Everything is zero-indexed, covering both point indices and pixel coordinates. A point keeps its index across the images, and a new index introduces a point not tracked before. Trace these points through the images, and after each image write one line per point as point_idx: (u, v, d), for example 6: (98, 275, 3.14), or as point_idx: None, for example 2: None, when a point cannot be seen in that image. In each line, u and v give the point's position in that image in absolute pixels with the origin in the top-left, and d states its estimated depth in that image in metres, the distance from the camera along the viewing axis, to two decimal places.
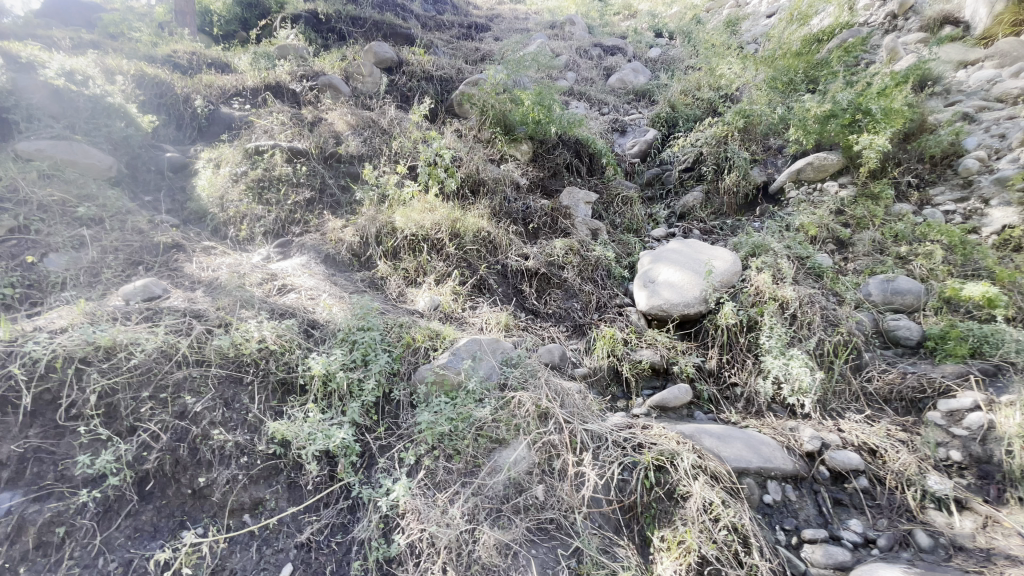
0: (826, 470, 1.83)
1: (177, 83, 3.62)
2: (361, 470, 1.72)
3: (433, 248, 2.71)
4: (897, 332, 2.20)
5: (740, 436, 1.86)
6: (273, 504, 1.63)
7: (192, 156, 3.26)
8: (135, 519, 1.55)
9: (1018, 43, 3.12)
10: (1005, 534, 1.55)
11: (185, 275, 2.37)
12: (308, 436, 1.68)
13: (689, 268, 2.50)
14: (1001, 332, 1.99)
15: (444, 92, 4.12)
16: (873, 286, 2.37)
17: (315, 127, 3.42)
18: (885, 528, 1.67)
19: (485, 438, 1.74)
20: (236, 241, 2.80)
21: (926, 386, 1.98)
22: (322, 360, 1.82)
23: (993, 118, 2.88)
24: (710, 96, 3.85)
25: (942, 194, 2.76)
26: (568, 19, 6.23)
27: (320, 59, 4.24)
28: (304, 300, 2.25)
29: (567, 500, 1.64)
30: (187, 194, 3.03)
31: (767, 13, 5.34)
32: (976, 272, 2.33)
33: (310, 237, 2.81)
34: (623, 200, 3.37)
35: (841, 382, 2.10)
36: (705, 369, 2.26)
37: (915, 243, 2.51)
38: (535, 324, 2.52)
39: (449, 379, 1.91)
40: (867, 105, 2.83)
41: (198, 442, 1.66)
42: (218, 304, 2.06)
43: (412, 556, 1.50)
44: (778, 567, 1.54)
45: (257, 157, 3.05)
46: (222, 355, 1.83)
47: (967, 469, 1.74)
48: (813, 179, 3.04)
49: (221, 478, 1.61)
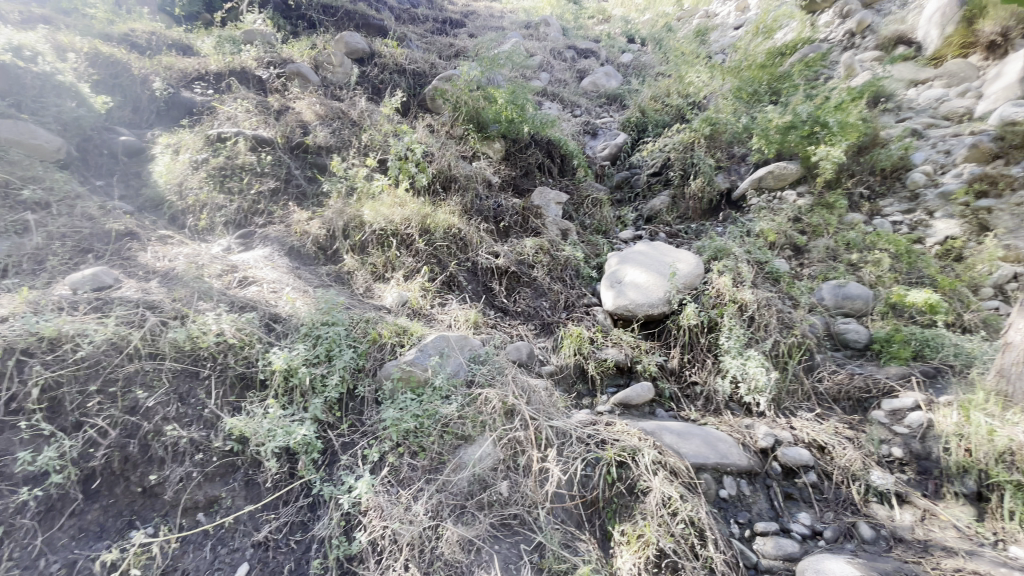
0: (778, 466, 1.91)
1: (134, 63, 3.47)
2: (323, 468, 1.69)
3: (403, 243, 2.69)
4: (846, 335, 2.32)
5: (699, 434, 1.93)
6: (229, 502, 1.59)
7: (150, 141, 3.12)
8: (81, 518, 1.49)
9: (965, 65, 3.33)
10: (941, 527, 1.65)
11: (139, 264, 2.28)
12: (267, 433, 1.64)
13: (654, 270, 2.56)
14: (941, 336, 2.15)
15: (417, 87, 4.09)
16: (825, 291, 2.49)
17: (281, 116, 3.34)
18: (831, 521, 1.75)
19: (451, 435, 1.75)
20: (194, 230, 2.70)
21: (872, 387, 2.10)
22: (284, 354, 1.79)
23: (940, 135, 3.07)
24: (679, 103, 3.97)
25: (891, 205, 2.93)
26: (543, 19, 6.26)
27: (288, 46, 4.13)
28: (266, 293, 2.20)
29: (530, 495, 1.66)
30: (143, 181, 2.91)
31: (735, 25, 5.52)
32: (920, 280, 2.48)
33: (274, 228, 2.75)
34: (593, 201, 3.43)
35: (794, 382, 2.19)
36: (667, 368, 2.32)
37: (865, 251, 2.65)
38: (503, 322, 2.54)
39: (415, 375, 1.90)
40: (824, 118, 2.96)
41: (150, 439, 1.61)
42: (174, 295, 1.99)
43: (373, 553, 1.49)
44: (731, 559, 1.60)
45: (220, 145, 2.96)
46: (177, 349, 1.77)
47: (908, 464, 1.84)
48: (773, 187, 3.16)
49: (174, 476, 1.57)
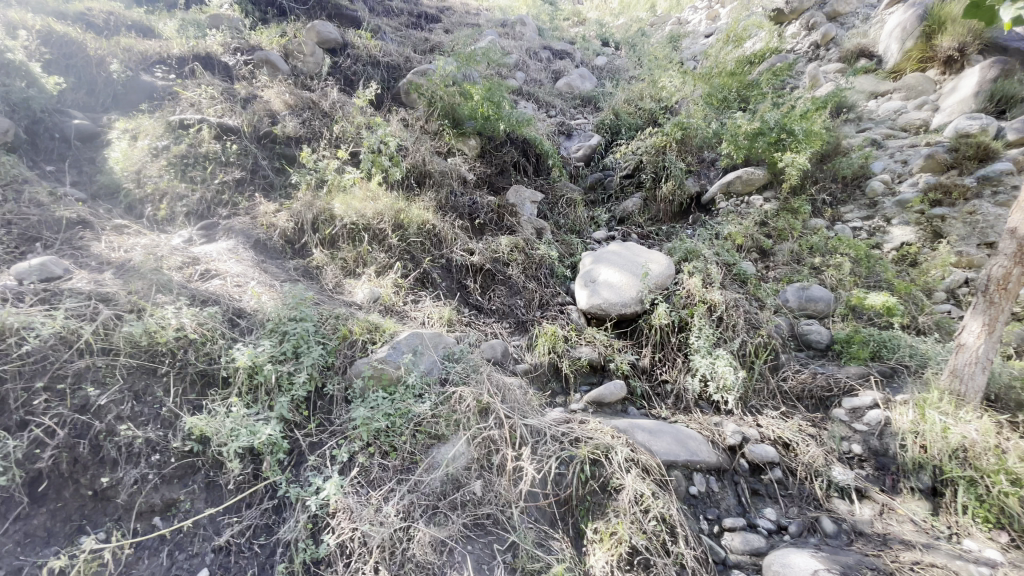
0: (745, 463, 1.96)
1: (90, 43, 3.27)
2: (288, 468, 1.63)
3: (375, 239, 2.63)
4: (809, 335, 2.40)
5: (669, 432, 1.96)
6: (188, 505, 1.51)
7: (106, 126, 2.95)
8: (26, 523, 1.39)
9: (922, 79, 3.51)
10: (899, 521, 1.72)
11: (92, 255, 2.13)
12: (230, 433, 1.57)
13: (627, 270, 2.59)
14: (897, 338, 2.25)
15: (391, 80, 4.01)
16: (790, 293, 2.56)
17: (248, 104, 3.22)
18: (795, 516, 1.80)
19: (424, 434, 1.72)
20: (153, 220, 2.56)
21: (833, 386, 2.17)
22: (248, 351, 1.71)
23: (897, 145, 3.22)
24: (651, 106, 4.04)
25: (851, 212, 3.05)
26: (519, 18, 6.25)
27: (257, 32, 3.99)
28: (230, 287, 2.11)
29: (503, 494, 1.64)
30: (97, 167, 2.73)
31: (706, 33, 5.66)
32: (878, 283, 2.59)
33: (239, 220, 2.64)
34: (567, 202, 3.46)
35: (760, 381, 2.24)
36: (638, 367, 2.35)
37: (826, 255, 2.76)
38: (478, 320, 2.51)
39: (387, 373, 1.85)
40: (791, 126, 3.06)
41: (101, 439, 1.51)
42: (130, 288, 1.86)
43: (342, 556, 1.44)
44: (701, 555, 1.63)
45: (182, 132, 2.83)
46: (133, 344, 1.66)
47: (867, 461, 1.92)
48: (741, 192, 3.25)
49: (127, 478, 1.48)
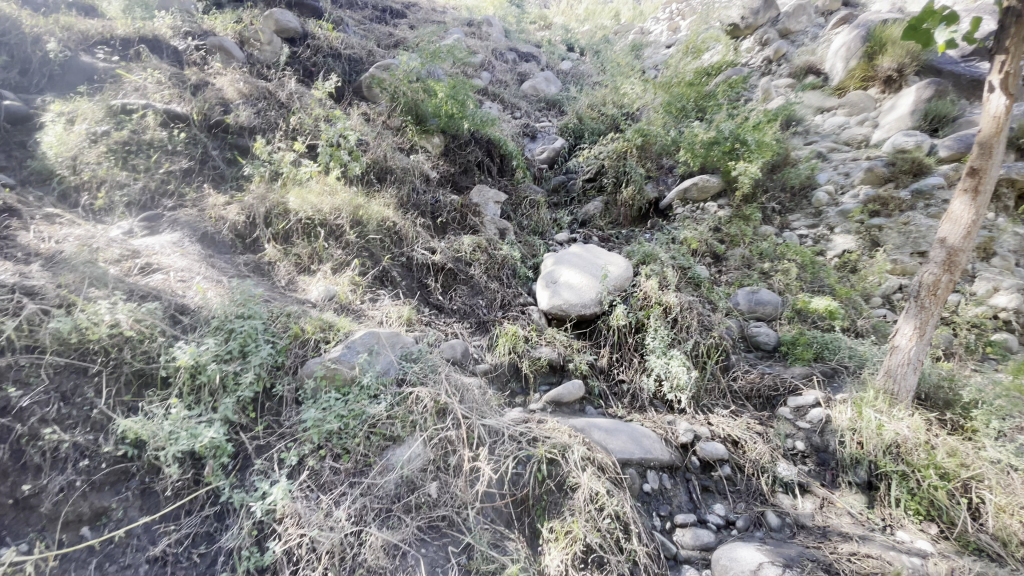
0: (697, 460, 2.02)
1: (24, 20, 3.04)
2: (233, 473, 1.55)
3: (331, 235, 2.57)
4: (757, 337, 2.49)
5: (625, 430, 1.99)
6: (120, 513, 1.42)
7: (39, 108, 2.70)
8: None
9: (864, 96, 3.71)
10: (837, 514, 1.81)
11: (18, 246, 1.96)
12: (168, 436, 1.48)
13: (588, 271, 2.62)
14: (839, 340, 2.35)
15: (353, 73, 3.92)
16: (741, 296, 2.66)
17: (198, 91, 3.07)
18: (742, 511, 1.87)
19: (378, 436, 1.68)
20: (89, 210, 2.39)
21: (779, 385, 2.27)
22: (190, 349, 1.62)
23: (841, 158, 3.42)
24: (613, 112, 4.13)
25: (798, 220, 3.20)
26: (485, 18, 6.25)
27: (210, 17, 3.81)
28: (173, 282, 1.99)
29: (460, 496, 1.62)
30: (29, 151, 2.51)
31: (667, 44, 5.85)
32: (821, 288, 2.73)
33: (185, 212, 2.51)
34: (531, 203, 3.48)
35: (712, 381, 2.31)
36: (596, 367, 2.37)
37: (775, 260, 2.88)
38: (438, 320, 2.48)
39: (340, 374, 1.80)
40: (744, 136, 3.20)
41: (24, 443, 1.41)
42: (60, 282, 1.73)
43: (289, 563, 1.39)
44: (653, 551, 1.66)
45: (124, 117, 2.66)
46: (61, 342, 1.55)
47: (809, 457, 2.01)
48: (696, 199, 3.37)
49: (52, 485, 1.38)
